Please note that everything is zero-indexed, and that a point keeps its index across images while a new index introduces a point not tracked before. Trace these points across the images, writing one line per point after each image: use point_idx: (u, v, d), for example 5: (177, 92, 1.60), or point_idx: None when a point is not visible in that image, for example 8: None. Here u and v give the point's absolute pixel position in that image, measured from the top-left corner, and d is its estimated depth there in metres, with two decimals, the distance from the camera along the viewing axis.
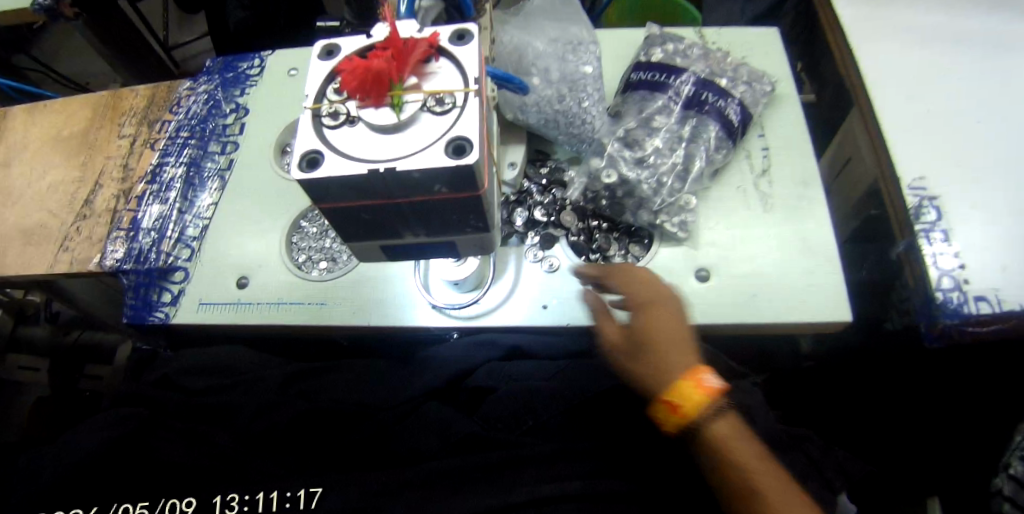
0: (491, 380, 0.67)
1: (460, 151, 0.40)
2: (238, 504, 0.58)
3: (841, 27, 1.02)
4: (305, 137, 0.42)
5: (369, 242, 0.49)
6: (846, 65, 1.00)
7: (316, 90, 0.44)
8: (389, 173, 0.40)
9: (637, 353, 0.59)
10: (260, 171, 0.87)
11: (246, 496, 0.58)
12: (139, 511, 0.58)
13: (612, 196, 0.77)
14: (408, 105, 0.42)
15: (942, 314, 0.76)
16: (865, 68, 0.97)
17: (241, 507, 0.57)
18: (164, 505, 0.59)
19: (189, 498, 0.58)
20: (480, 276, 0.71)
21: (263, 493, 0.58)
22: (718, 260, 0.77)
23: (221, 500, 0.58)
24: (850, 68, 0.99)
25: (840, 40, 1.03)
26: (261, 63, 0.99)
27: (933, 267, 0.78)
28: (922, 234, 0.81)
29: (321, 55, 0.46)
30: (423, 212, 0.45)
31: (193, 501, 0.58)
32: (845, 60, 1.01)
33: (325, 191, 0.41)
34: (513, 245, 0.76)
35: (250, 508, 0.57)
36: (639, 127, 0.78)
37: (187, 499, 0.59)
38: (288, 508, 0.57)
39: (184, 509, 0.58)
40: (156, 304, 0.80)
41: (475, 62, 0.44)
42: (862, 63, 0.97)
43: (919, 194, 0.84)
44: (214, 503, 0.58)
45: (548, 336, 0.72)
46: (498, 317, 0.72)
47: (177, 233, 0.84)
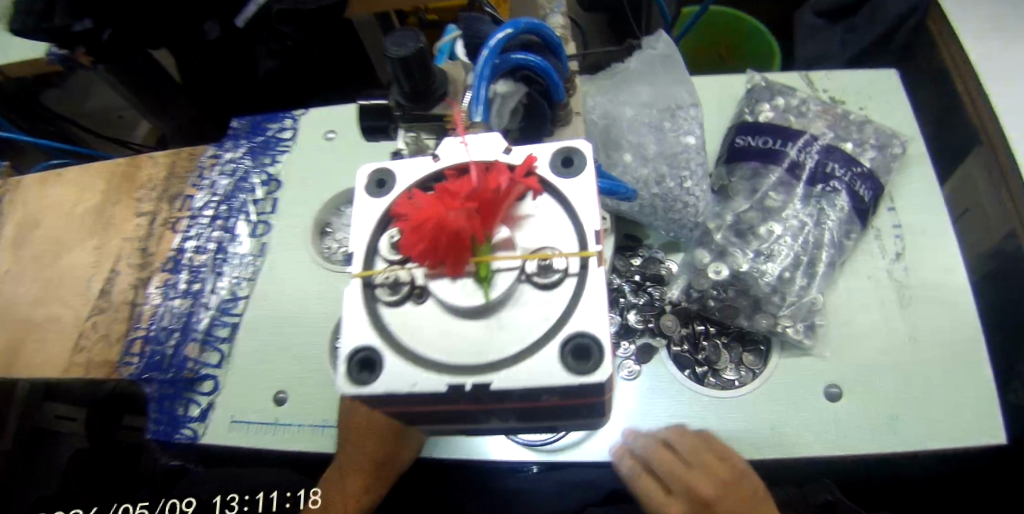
0: None
1: (583, 357, 0.27)
2: (239, 504, 0.62)
3: (970, 64, 0.84)
4: (356, 322, 0.30)
5: (444, 426, 0.37)
6: (977, 107, 0.83)
7: (366, 246, 0.32)
8: (478, 388, 0.27)
9: None
10: (295, 255, 0.76)
11: (247, 498, 0.63)
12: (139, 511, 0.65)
13: (722, 294, 0.63)
14: (500, 278, 0.29)
15: None
16: (1006, 113, 0.79)
17: (241, 506, 0.62)
18: (165, 504, 0.64)
19: (189, 500, 0.64)
20: None
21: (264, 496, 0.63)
22: (855, 373, 0.61)
23: (222, 500, 0.63)
24: (980, 109, 0.82)
25: (968, 78, 0.85)
26: (294, 123, 0.88)
27: None
28: None
29: (370, 189, 0.34)
30: (523, 411, 0.32)
31: (193, 500, 0.64)
32: (975, 100, 0.83)
33: (385, 401, 0.29)
34: None
35: (249, 507, 0.62)
36: (752, 209, 0.65)
37: (187, 499, 0.64)
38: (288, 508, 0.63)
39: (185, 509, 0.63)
40: (181, 420, 0.69)
41: (592, 205, 0.30)
42: (999, 108, 0.79)
43: None
44: (216, 504, 0.63)
45: None
46: (588, 451, 0.57)
47: (202, 332, 0.73)
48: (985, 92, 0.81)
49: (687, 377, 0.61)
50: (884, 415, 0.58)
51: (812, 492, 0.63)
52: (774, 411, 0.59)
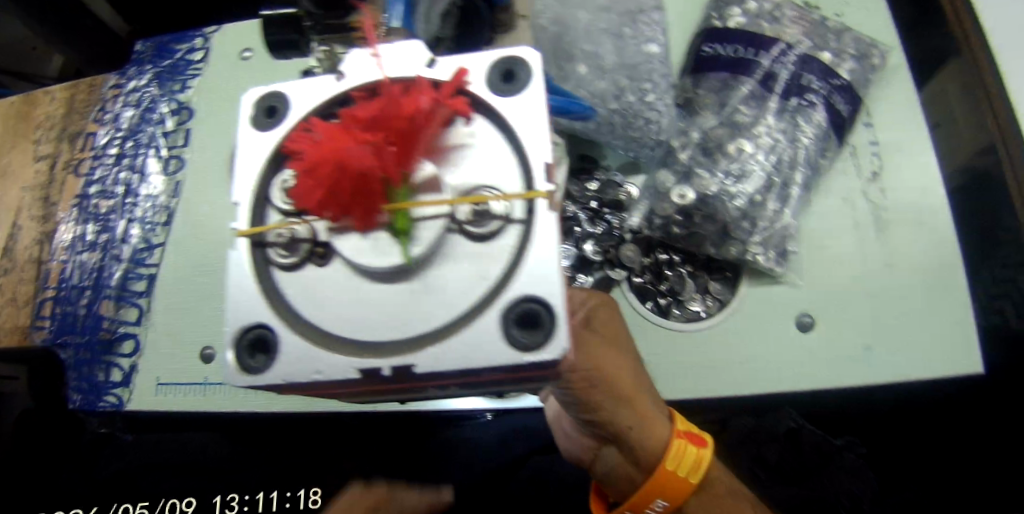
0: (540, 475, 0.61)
1: (533, 328, 0.22)
2: (238, 505, 0.58)
3: None
4: (241, 295, 0.23)
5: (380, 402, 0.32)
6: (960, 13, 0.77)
7: (250, 194, 0.25)
8: (399, 372, 0.22)
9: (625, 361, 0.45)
10: (215, 197, 0.67)
11: (246, 497, 0.58)
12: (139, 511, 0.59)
13: (687, 220, 0.57)
14: (423, 231, 0.22)
15: None
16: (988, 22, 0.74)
17: (241, 507, 0.58)
18: (163, 505, 0.59)
19: (188, 499, 0.58)
20: None
21: (263, 493, 0.59)
22: (824, 302, 0.59)
23: (221, 501, 0.58)
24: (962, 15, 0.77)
25: None
26: (204, 43, 0.75)
27: None
28: None
29: (258, 118, 0.26)
30: (466, 384, 0.27)
31: (193, 501, 0.58)
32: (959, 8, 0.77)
33: (289, 387, 0.24)
34: None
35: (249, 509, 0.58)
36: (721, 126, 0.58)
37: (187, 499, 0.59)
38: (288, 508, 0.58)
39: (184, 509, 0.58)
40: (104, 386, 0.63)
41: (539, 130, 0.24)
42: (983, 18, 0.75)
43: None
44: (214, 504, 0.58)
45: None
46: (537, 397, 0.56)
47: (116, 286, 0.65)
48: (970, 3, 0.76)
49: (649, 309, 0.58)
50: (858, 347, 0.57)
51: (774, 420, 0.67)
52: (740, 344, 0.57)
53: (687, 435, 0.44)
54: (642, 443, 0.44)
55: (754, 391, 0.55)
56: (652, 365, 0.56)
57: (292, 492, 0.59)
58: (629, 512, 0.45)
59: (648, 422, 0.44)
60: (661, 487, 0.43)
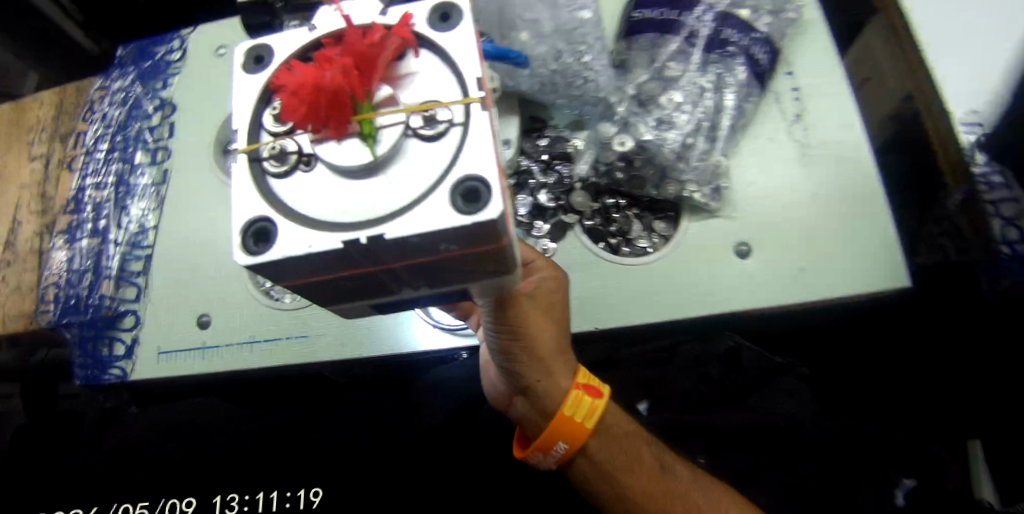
0: None
1: (474, 199, 0.28)
2: (238, 504, 0.56)
3: None
4: (246, 196, 0.30)
5: (354, 305, 0.38)
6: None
7: (250, 121, 0.31)
8: (373, 241, 0.28)
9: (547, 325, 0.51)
10: (200, 180, 0.72)
11: (246, 496, 0.57)
12: (140, 511, 0.59)
13: (628, 166, 0.66)
14: (385, 133, 0.29)
15: (1010, 272, 0.72)
16: None
17: (241, 507, 0.56)
18: (163, 505, 0.58)
19: (188, 498, 0.58)
20: None
21: (263, 493, 0.57)
22: (759, 233, 0.65)
23: (221, 500, 0.57)
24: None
25: None
26: (182, 44, 0.81)
27: (995, 218, 0.72)
28: (980, 180, 0.73)
29: (248, 65, 0.32)
30: (430, 271, 0.33)
31: (193, 500, 0.58)
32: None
33: (285, 269, 0.30)
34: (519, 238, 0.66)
35: (250, 508, 0.56)
36: (652, 79, 0.67)
37: (187, 498, 0.58)
38: (288, 508, 0.55)
39: (185, 509, 0.57)
40: (109, 360, 0.67)
41: (472, 53, 0.31)
42: None
43: (974, 133, 0.74)
44: (215, 504, 0.57)
45: None
46: None
47: (116, 269, 0.70)
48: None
49: (602, 248, 0.65)
50: (792, 268, 0.64)
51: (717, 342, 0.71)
52: (682, 271, 0.63)
53: (584, 387, 0.52)
54: (547, 393, 0.52)
55: (697, 313, 0.62)
56: (603, 295, 0.63)
57: (293, 492, 0.56)
58: (537, 449, 0.54)
59: (555, 377, 0.51)
60: (559, 428, 0.52)
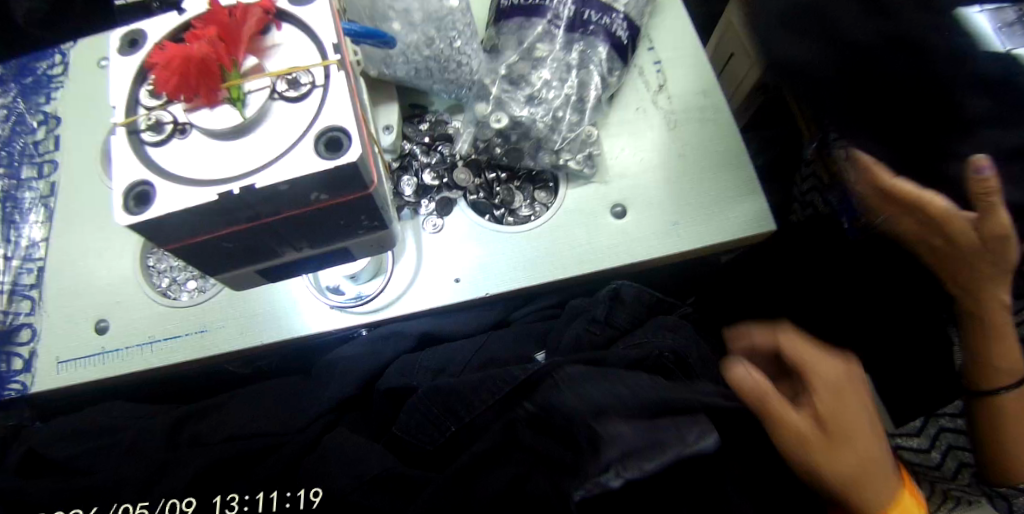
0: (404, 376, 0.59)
1: (334, 147, 0.33)
2: (238, 505, 0.51)
3: None
4: (124, 165, 0.33)
5: (241, 270, 0.40)
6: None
7: (126, 98, 0.35)
8: (247, 192, 0.32)
9: (847, 445, 0.60)
10: (91, 191, 0.72)
11: (246, 496, 0.51)
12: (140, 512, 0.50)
13: (506, 139, 0.72)
14: (252, 97, 0.34)
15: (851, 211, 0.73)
16: None
17: (241, 509, 0.51)
18: (164, 505, 0.50)
19: (188, 498, 0.50)
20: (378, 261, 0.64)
21: (263, 493, 0.52)
22: (631, 194, 0.74)
23: (221, 500, 0.51)
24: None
25: None
26: (64, 58, 0.80)
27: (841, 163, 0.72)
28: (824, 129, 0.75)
29: (123, 48, 0.36)
30: (307, 230, 0.38)
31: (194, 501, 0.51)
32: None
33: (166, 228, 0.33)
34: (406, 219, 0.70)
35: (250, 509, 0.51)
36: (521, 60, 0.72)
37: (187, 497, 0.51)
38: (289, 509, 0.51)
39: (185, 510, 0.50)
40: (7, 375, 0.65)
41: (328, 23, 0.36)
42: None
43: None
44: (214, 504, 0.51)
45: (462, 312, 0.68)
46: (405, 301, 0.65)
47: (9, 284, 0.69)
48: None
49: (486, 220, 0.70)
50: (666, 224, 0.72)
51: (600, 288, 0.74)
52: (565, 232, 0.70)
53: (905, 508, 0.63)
54: (853, 496, 0.59)
55: (578, 267, 0.69)
56: (489, 266, 0.67)
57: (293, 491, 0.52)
58: None
59: (869, 493, 0.59)
60: None
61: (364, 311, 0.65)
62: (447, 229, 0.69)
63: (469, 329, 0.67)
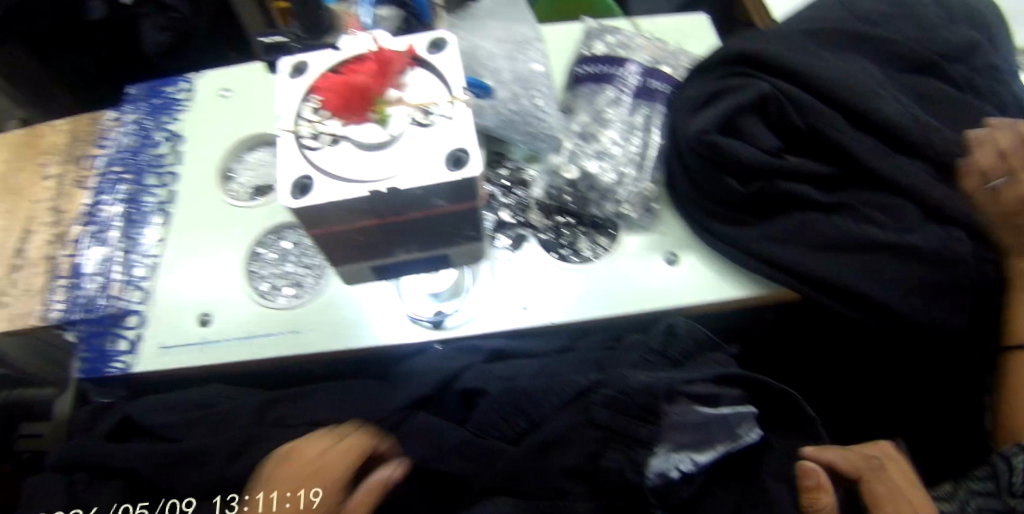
0: (481, 380, 0.66)
1: (457, 162, 0.40)
2: (237, 504, 0.60)
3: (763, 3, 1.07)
4: (292, 163, 0.40)
5: (358, 264, 0.48)
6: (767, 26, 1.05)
7: (291, 111, 0.43)
8: (390, 191, 0.39)
9: None
10: (202, 201, 0.82)
11: (245, 497, 0.60)
12: (138, 511, 0.60)
13: (575, 190, 0.79)
14: (394, 120, 0.41)
15: None
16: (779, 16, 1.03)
17: (239, 507, 0.59)
18: (164, 504, 0.60)
19: (187, 499, 0.60)
20: (457, 283, 0.73)
21: (263, 495, 0.59)
22: (683, 245, 0.79)
23: (221, 500, 0.60)
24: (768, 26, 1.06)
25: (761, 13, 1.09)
26: (189, 86, 0.92)
27: None
28: None
29: (290, 73, 0.44)
30: (422, 233, 0.45)
31: (192, 501, 0.60)
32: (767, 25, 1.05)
33: (320, 219, 0.40)
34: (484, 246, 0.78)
35: (248, 509, 0.59)
36: (592, 121, 0.80)
37: (186, 499, 0.60)
38: (288, 510, 0.58)
39: (184, 509, 0.60)
40: (111, 354, 0.73)
41: (456, 71, 0.44)
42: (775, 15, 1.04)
43: None
44: (214, 504, 0.59)
45: (524, 338, 0.73)
46: (478, 323, 0.71)
47: (123, 274, 0.76)
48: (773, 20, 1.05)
49: (553, 257, 0.76)
50: (712, 274, 0.77)
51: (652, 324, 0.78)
52: (624, 275, 0.76)
53: None
54: None
55: (633, 305, 0.74)
56: (553, 296, 0.73)
57: (293, 492, 0.58)
58: None
59: None
60: None
61: (436, 326, 0.71)
62: (518, 262, 0.76)
63: (530, 349, 0.72)
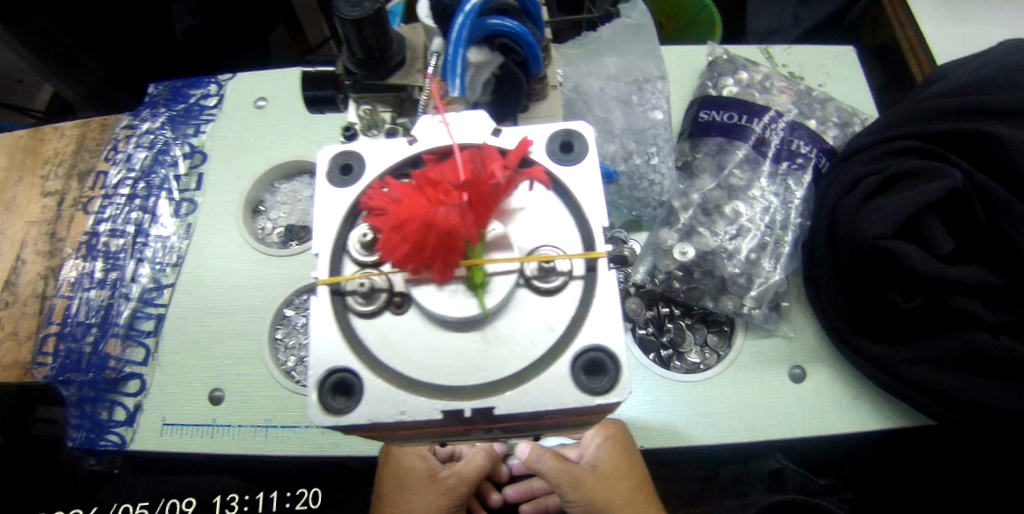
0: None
1: (598, 374, 0.24)
2: (238, 504, 0.60)
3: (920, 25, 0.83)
4: (324, 338, 0.25)
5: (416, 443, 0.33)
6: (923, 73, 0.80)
7: (331, 244, 0.27)
8: (478, 412, 0.24)
9: None
10: (225, 239, 0.68)
11: (246, 497, 0.60)
12: (139, 511, 0.60)
13: (687, 276, 0.59)
14: (495, 284, 0.25)
15: None
16: (941, 52, 0.80)
17: (241, 507, 0.60)
18: (163, 505, 0.60)
19: (188, 498, 0.60)
20: None
21: (263, 494, 0.61)
22: (824, 355, 0.57)
23: (221, 500, 0.60)
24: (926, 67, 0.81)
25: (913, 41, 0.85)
26: (219, 89, 0.77)
27: None
28: None
29: (334, 176, 0.28)
30: (525, 425, 0.28)
31: (193, 501, 0.60)
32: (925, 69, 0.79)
33: (371, 429, 0.25)
34: None
35: (249, 508, 0.60)
36: (718, 188, 0.61)
37: (187, 499, 0.60)
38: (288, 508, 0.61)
39: (184, 509, 0.59)
40: (106, 425, 0.61)
41: (598, 197, 0.27)
42: (936, 48, 0.81)
43: None
44: (214, 504, 0.60)
45: None
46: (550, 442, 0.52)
47: (123, 325, 0.65)
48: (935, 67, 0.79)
49: (652, 361, 0.57)
50: (845, 396, 0.55)
51: (760, 462, 0.58)
52: (741, 395, 0.55)
53: None
54: None
55: (746, 440, 0.53)
56: (656, 415, 0.54)
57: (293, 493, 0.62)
58: None
59: None
60: None
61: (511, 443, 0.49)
62: None
63: None
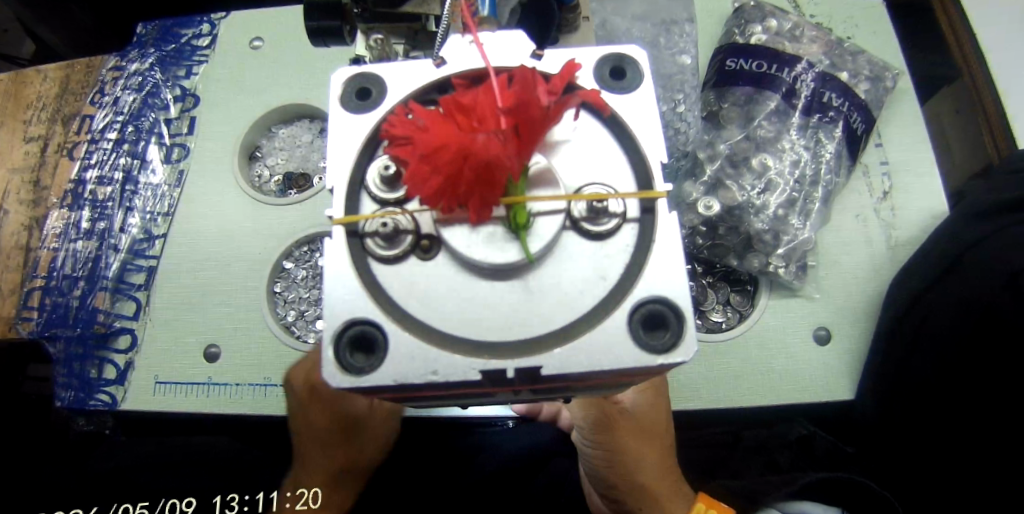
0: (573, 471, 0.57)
1: (657, 329, 0.21)
2: (237, 506, 0.49)
3: None
4: (340, 285, 0.22)
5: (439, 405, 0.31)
6: (977, 81, 0.68)
7: (347, 177, 0.23)
8: (521, 372, 0.21)
9: None
10: (219, 188, 0.63)
11: (245, 497, 0.50)
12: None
13: (712, 232, 0.56)
14: (538, 225, 0.21)
15: None
16: None
17: (240, 509, 0.49)
18: (162, 506, 0.50)
19: (187, 498, 0.50)
20: None
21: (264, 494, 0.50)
22: (849, 319, 0.55)
23: (219, 501, 0.49)
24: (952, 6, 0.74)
25: None
26: (211, 28, 0.71)
27: None
28: None
29: (350, 100, 0.24)
30: (563, 386, 0.25)
31: (192, 501, 0.50)
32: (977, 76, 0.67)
33: (392, 391, 0.22)
34: None
35: (249, 510, 0.49)
36: (746, 140, 0.58)
37: (187, 499, 0.50)
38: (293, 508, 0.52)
39: (184, 510, 0.49)
40: (96, 384, 0.58)
41: (654, 130, 0.24)
42: None
43: None
44: (213, 505, 0.49)
45: None
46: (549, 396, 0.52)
47: (113, 278, 0.61)
48: (990, 78, 0.67)
49: None
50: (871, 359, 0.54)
51: (785, 427, 0.60)
52: (763, 358, 0.53)
53: None
54: None
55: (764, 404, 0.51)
56: (676, 378, 0.52)
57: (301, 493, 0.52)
58: None
59: None
60: None
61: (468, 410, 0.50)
62: None
63: None
